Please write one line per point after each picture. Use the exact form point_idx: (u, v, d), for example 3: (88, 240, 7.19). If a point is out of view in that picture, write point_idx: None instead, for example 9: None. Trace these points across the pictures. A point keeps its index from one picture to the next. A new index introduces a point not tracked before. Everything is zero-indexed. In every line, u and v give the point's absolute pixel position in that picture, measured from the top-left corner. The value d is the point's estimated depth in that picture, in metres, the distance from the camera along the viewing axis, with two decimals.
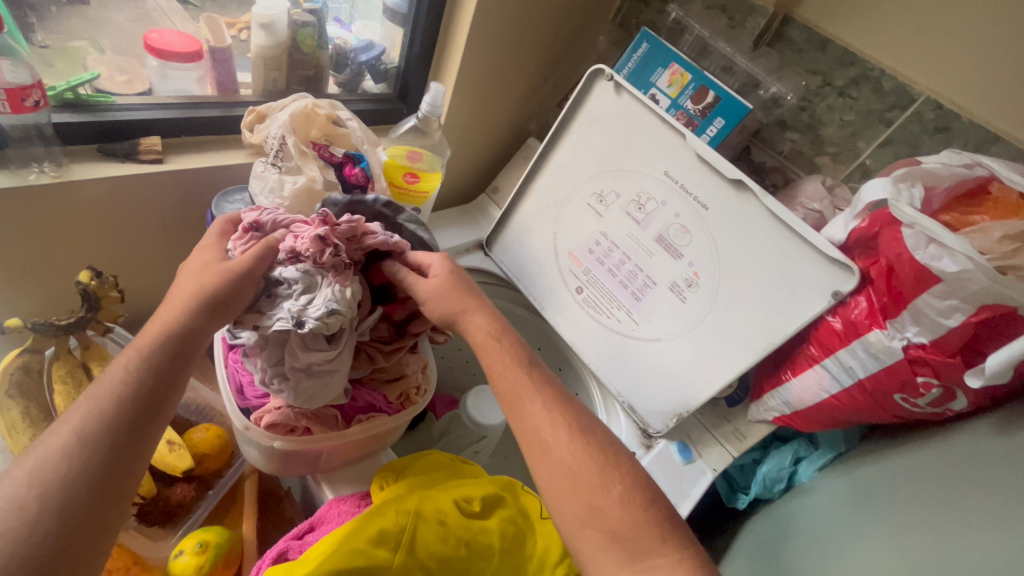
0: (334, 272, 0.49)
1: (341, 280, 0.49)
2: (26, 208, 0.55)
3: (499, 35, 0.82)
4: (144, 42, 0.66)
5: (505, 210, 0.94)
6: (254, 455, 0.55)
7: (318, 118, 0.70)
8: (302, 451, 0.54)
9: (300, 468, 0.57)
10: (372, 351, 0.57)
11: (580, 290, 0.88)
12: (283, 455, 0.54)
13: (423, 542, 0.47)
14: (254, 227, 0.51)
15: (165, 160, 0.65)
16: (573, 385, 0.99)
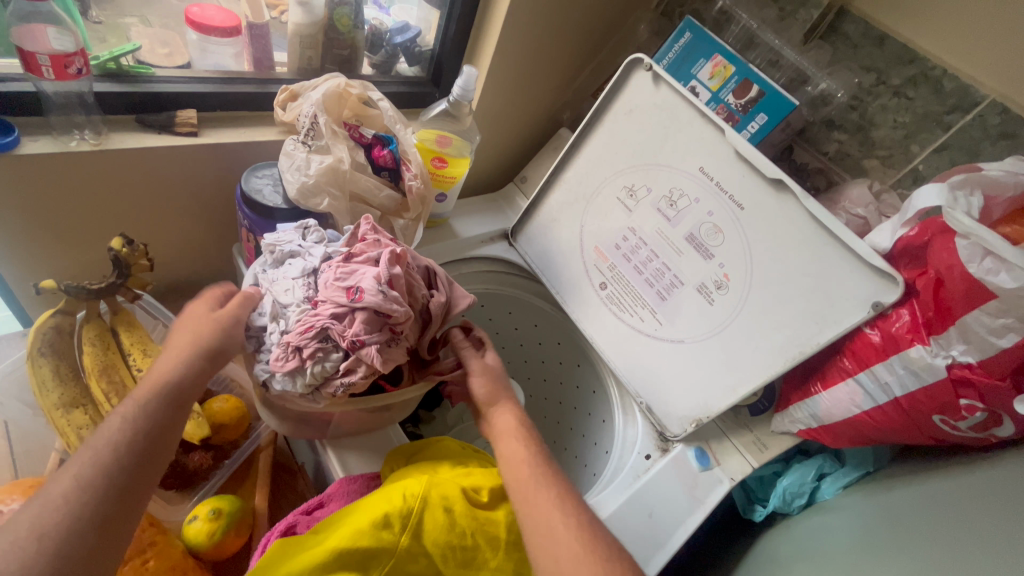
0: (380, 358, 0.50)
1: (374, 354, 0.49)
2: (65, 173, 0.57)
3: (539, 21, 0.80)
4: (185, 16, 0.67)
5: (532, 201, 0.94)
6: (270, 416, 0.58)
7: (350, 98, 0.70)
8: (315, 414, 0.55)
9: (310, 432, 0.59)
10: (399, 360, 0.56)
11: (604, 286, 0.86)
12: (295, 417, 0.56)
13: (429, 530, 0.47)
14: (381, 285, 0.49)
15: (200, 134, 0.65)
16: (590, 382, 0.97)
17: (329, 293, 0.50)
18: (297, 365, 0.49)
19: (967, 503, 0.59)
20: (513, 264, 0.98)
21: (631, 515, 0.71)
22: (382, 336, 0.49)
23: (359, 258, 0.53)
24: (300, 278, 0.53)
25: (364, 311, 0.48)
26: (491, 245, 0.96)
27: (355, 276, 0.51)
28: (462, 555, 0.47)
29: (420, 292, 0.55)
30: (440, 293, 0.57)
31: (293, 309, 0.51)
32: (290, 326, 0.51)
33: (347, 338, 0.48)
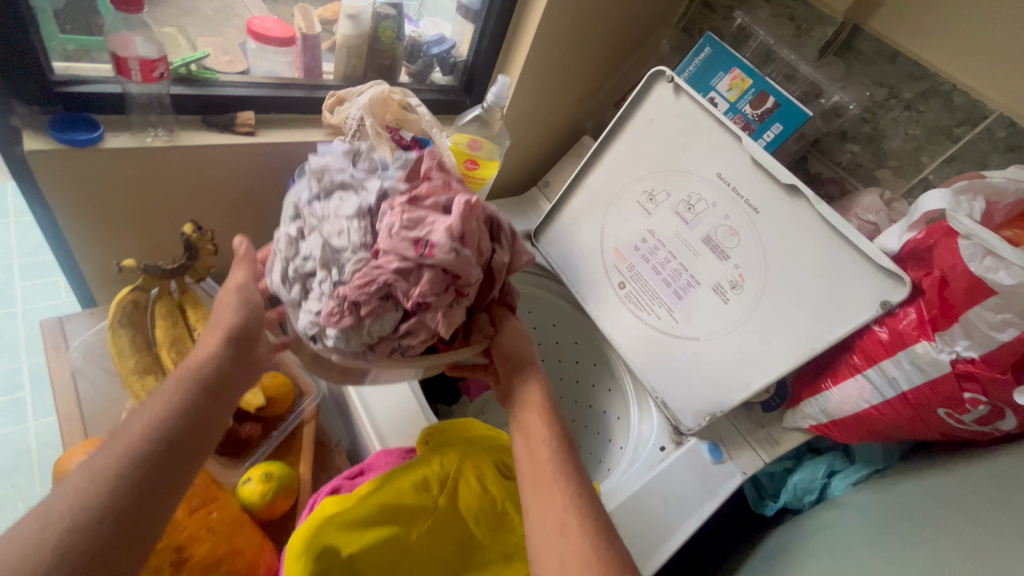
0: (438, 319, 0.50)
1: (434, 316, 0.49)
2: (142, 165, 0.64)
3: (567, 35, 0.86)
4: (247, 27, 0.74)
5: (555, 204, 0.99)
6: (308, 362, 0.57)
7: (392, 103, 0.76)
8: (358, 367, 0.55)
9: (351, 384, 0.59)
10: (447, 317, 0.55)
11: (623, 285, 0.92)
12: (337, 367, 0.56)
13: (464, 494, 0.51)
14: (454, 240, 0.48)
15: (256, 134, 0.72)
16: (606, 381, 1.02)
17: (393, 241, 0.48)
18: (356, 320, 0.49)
19: (972, 495, 0.61)
20: (535, 264, 1.04)
21: (645, 502, 0.74)
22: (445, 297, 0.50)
23: (424, 205, 0.50)
24: (354, 220, 0.50)
25: (433, 269, 0.47)
26: None
27: (423, 226, 0.48)
28: (492, 520, 0.52)
29: (485, 247, 0.53)
30: (503, 251, 0.56)
31: (351, 256, 0.49)
32: (346, 277, 0.49)
33: (412, 296, 0.48)
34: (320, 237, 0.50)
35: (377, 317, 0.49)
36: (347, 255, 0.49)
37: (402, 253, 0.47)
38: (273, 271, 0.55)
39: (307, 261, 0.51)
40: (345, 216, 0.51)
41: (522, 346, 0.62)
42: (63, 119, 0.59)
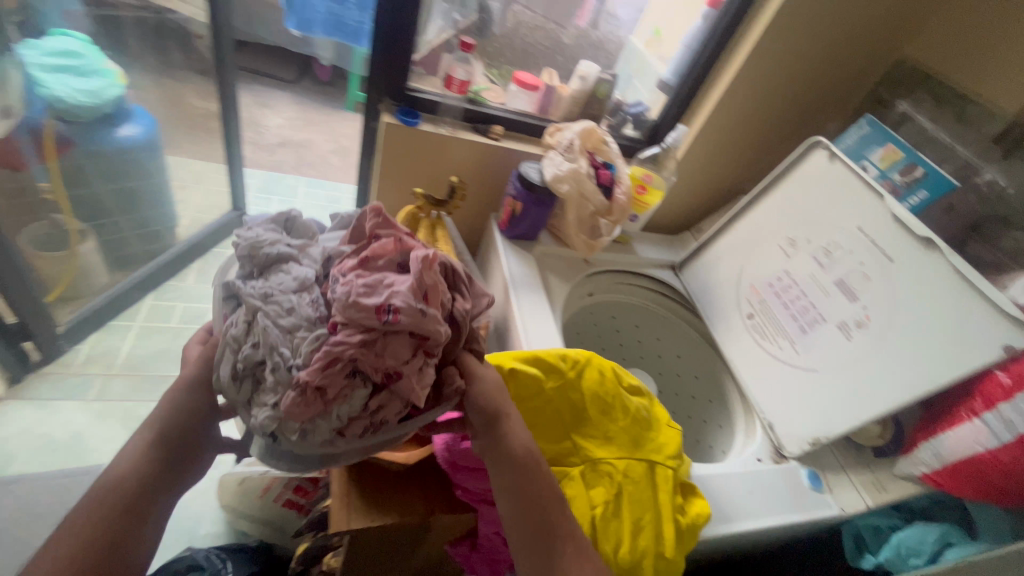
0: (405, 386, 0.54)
1: (406, 383, 0.54)
2: (434, 145, 1.02)
3: (741, 108, 1.09)
4: (514, 77, 1.12)
5: (703, 243, 1.18)
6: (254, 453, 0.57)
7: (594, 136, 1.04)
8: (321, 457, 0.55)
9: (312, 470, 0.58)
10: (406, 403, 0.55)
11: (751, 316, 1.05)
12: (290, 458, 0.54)
13: (587, 377, 0.70)
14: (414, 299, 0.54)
15: (499, 141, 1.06)
16: (718, 418, 1.11)
17: (351, 317, 0.51)
18: (320, 406, 0.50)
19: None
20: (675, 290, 1.20)
21: (731, 490, 0.81)
22: (411, 362, 0.54)
23: (377, 265, 0.58)
24: (305, 295, 0.56)
25: (401, 335, 0.52)
26: (660, 270, 1.21)
27: (378, 292, 0.53)
28: (603, 405, 0.69)
29: (445, 297, 0.58)
30: (463, 300, 0.61)
31: (309, 333, 0.53)
32: (302, 358, 0.51)
33: (382, 366, 0.52)
34: (261, 319, 0.53)
35: (342, 398, 0.52)
36: (303, 333, 0.53)
37: (361, 324, 0.51)
38: (216, 367, 0.54)
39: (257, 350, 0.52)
40: (293, 294, 0.55)
41: (493, 389, 0.61)
42: (405, 109, 1.00)
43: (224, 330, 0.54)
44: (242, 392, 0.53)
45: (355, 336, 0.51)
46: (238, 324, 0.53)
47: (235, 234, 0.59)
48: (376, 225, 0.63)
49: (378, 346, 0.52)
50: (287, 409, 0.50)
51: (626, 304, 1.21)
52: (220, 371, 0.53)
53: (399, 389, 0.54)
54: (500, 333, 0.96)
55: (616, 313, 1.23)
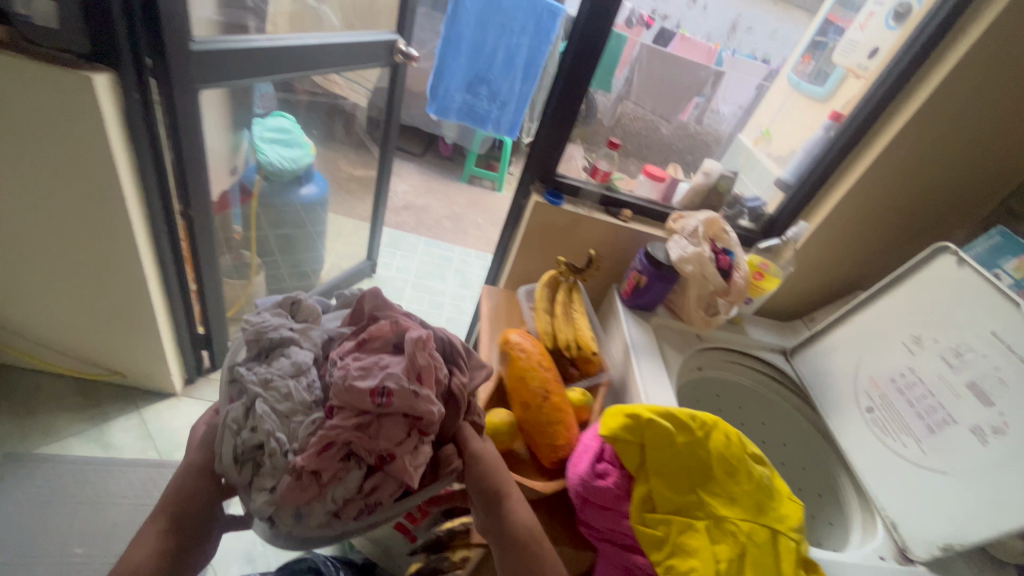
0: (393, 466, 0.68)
1: (399, 465, 0.68)
2: (571, 222, 1.19)
3: (861, 210, 1.16)
4: (644, 170, 1.30)
5: (816, 332, 1.21)
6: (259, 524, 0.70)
7: (716, 224, 1.15)
8: (318, 533, 0.68)
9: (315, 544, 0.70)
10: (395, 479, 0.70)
11: (870, 410, 1.05)
12: (296, 535, 0.68)
13: (714, 438, 0.77)
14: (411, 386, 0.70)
15: (627, 223, 1.21)
16: (830, 513, 1.08)
17: (344, 403, 0.67)
18: (315, 489, 0.65)
19: None
20: (785, 375, 1.22)
21: None
22: (403, 443, 0.69)
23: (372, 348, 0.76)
24: (301, 380, 0.72)
25: (395, 419, 0.68)
26: (772, 353, 1.25)
27: (372, 374, 0.69)
28: (728, 466, 0.75)
29: (441, 375, 0.75)
30: (460, 376, 0.78)
31: (307, 417, 0.69)
32: (304, 439, 0.67)
33: (376, 448, 0.67)
34: (262, 405, 0.68)
35: (336, 480, 0.67)
36: (300, 418, 0.69)
37: (355, 408, 0.67)
38: (218, 450, 0.68)
39: (257, 434, 0.66)
40: (290, 381, 0.71)
41: (485, 466, 0.76)
42: (552, 191, 1.19)
43: (229, 422, 0.68)
44: (245, 474, 0.67)
45: (349, 420, 0.67)
46: (237, 409, 0.68)
47: (246, 320, 0.77)
48: (374, 304, 0.83)
49: (375, 429, 0.68)
50: (286, 485, 0.64)
51: (734, 382, 1.25)
52: (225, 464, 0.67)
53: (392, 468, 0.68)
54: (617, 393, 1.04)
55: (722, 389, 1.26)
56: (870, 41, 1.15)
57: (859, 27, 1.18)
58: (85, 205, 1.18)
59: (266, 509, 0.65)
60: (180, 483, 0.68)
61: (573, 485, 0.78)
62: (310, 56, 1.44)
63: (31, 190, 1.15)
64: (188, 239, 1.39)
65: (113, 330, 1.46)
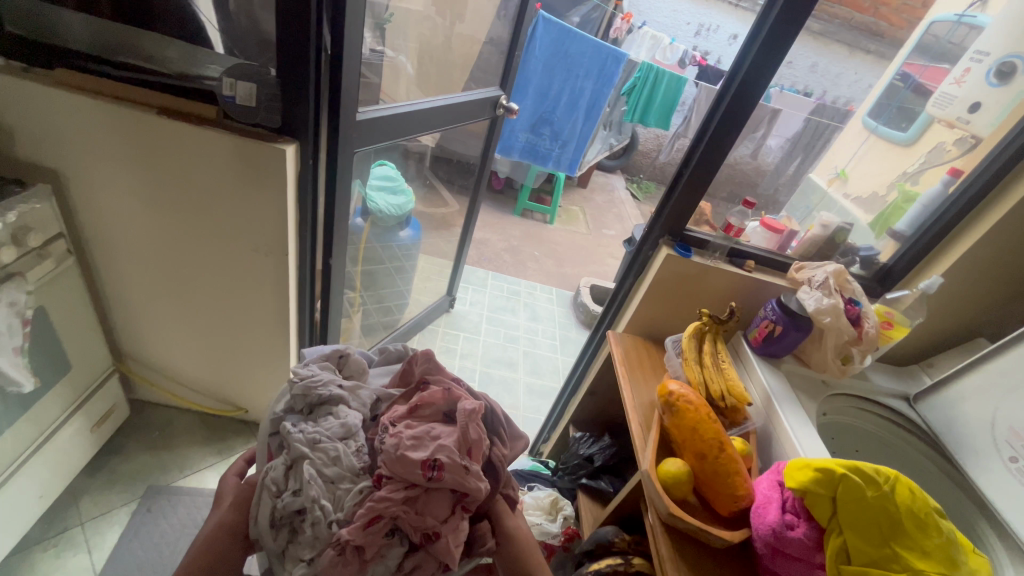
0: (435, 541, 0.91)
1: (444, 537, 0.90)
2: (701, 274, 1.26)
3: (985, 262, 1.21)
4: (761, 220, 1.35)
5: (943, 379, 1.25)
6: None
7: (840, 275, 1.21)
8: None
9: None
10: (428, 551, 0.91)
11: (1014, 459, 1.07)
12: None
13: (899, 492, 0.81)
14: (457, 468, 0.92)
15: (752, 273, 1.28)
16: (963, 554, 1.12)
17: (395, 476, 0.91)
18: (357, 563, 0.86)
19: None
20: (911, 421, 1.27)
21: None
22: (446, 519, 0.92)
23: (419, 415, 1.02)
24: (350, 446, 0.97)
25: (438, 495, 0.92)
26: (895, 399, 1.30)
27: (422, 446, 0.93)
28: (916, 520, 0.79)
29: (483, 449, 1.00)
30: (499, 448, 1.08)
31: (354, 484, 0.93)
32: (347, 505, 0.90)
33: (422, 526, 0.89)
34: (310, 467, 0.92)
35: (378, 554, 0.88)
36: (346, 485, 0.93)
37: (403, 482, 0.90)
38: (257, 517, 0.92)
39: (309, 498, 0.89)
40: (339, 445, 0.96)
41: (514, 541, 1.04)
42: (681, 244, 1.26)
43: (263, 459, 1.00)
44: (284, 536, 0.91)
45: (398, 493, 0.89)
46: (281, 470, 0.93)
47: (300, 372, 1.05)
48: (424, 368, 1.12)
49: (420, 508, 0.90)
50: (319, 555, 0.87)
51: (857, 425, 1.30)
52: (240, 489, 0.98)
53: (434, 540, 0.90)
54: (765, 442, 1.08)
55: (845, 433, 1.30)
56: (969, 97, 1.25)
57: (954, 81, 1.28)
58: (252, 257, 1.28)
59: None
60: (201, 553, 0.89)
61: (762, 534, 0.83)
62: (434, 116, 1.58)
63: (208, 244, 1.27)
64: (324, 286, 1.50)
65: (249, 371, 1.55)
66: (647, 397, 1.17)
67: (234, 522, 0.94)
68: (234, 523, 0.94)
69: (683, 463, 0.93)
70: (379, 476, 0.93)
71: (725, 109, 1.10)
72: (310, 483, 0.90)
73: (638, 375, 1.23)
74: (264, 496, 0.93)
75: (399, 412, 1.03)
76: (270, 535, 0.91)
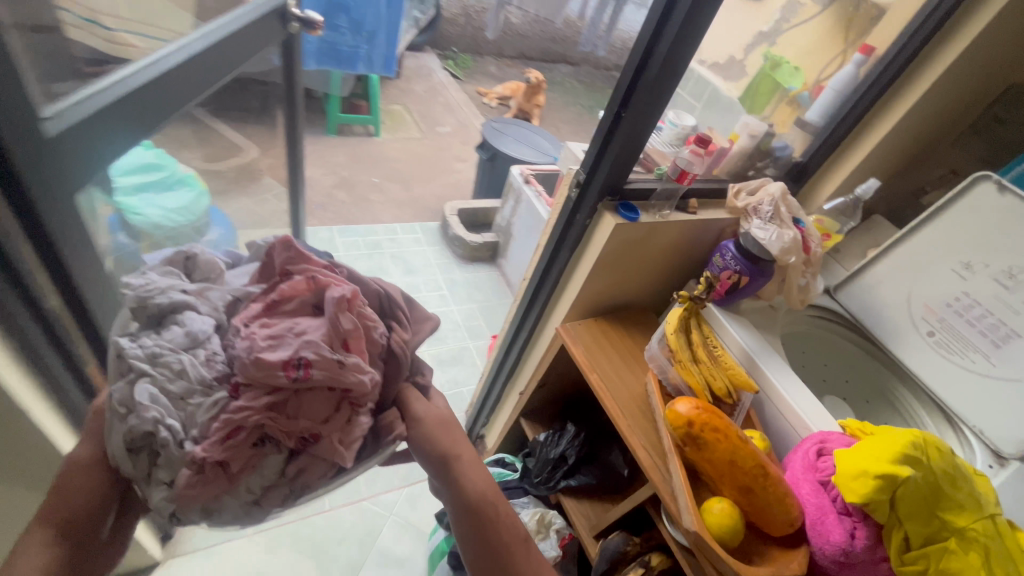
0: (333, 444, 0.61)
1: (343, 439, 0.61)
2: (651, 232, 1.03)
3: (889, 145, 1.19)
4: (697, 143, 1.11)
5: (858, 268, 1.29)
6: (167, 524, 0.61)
7: (784, 198, 1.09)
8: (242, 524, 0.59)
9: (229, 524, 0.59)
10: (323, 448, 0.61)
11: (931, 334, 1.18)
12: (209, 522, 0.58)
13: (933, 455, 0.78)
14: (339, 362, 0.61)
15: (697, 214, 1.09)
16: (886, 416, 1.26)
17: (252, 380, 0.58)
18: (224, 483, 0.56)
19: None
20: (833, 312, 1.33)
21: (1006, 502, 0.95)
22: (332, 420, 0.61)
23: (284, 310, 0.64)
24: (198, 353, 0.59)
25: (319, 392, 0.60)
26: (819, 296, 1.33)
27: (284, 344, 0.60)
28: (950, 478, 0.78)
29: (374, 335, 0.68)
30: (401, 331, 0.74)
31: (208, 398, 0.57)
32: (196, 425, 0.56)
33: (298, 430, 0.59)
34: (148, 386, 0.56)
35: (249, 469, 0.58)
36: (198, 399, 0.57)
37: (266, 385, 0.58)
38: (106, 442, 0.56)
39: (144, 421, 0.55)
40: (184, 355, 0.58)
41: (439, 425, 0.74)
42: (624, 204, 0.99)
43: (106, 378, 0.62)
44: (140, 465, 0.56)
45: (260, 400, 0.57)
46: (121, 388, 0.56)
47: (129, 281, 0.61)
48: (285, 259, 0.67)
49: (291, 405, 0.59)
50: (170, 487, 0.55)
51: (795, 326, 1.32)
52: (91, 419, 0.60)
53: (328, 450, 0.61)
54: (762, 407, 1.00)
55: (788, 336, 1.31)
56: None
57: None
58: None
59: (166, 507, 0.55)
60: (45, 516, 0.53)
61: (830, 554, 0.77)
62: (207, 67, 0.92)
63: None
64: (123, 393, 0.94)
65: None
66: (631, 399, 0.99)
67: (80, 466, 0.56)
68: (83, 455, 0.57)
69: (724, 498, 0.80)
70: (232, 384, 0.59)
71: (683, 13, 0.75)
72: (144, 404, 0.55)
73: (614, 374, 1.02)
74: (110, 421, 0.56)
75: (252, 309, 0.64)
76: (122, 463, 0.56)
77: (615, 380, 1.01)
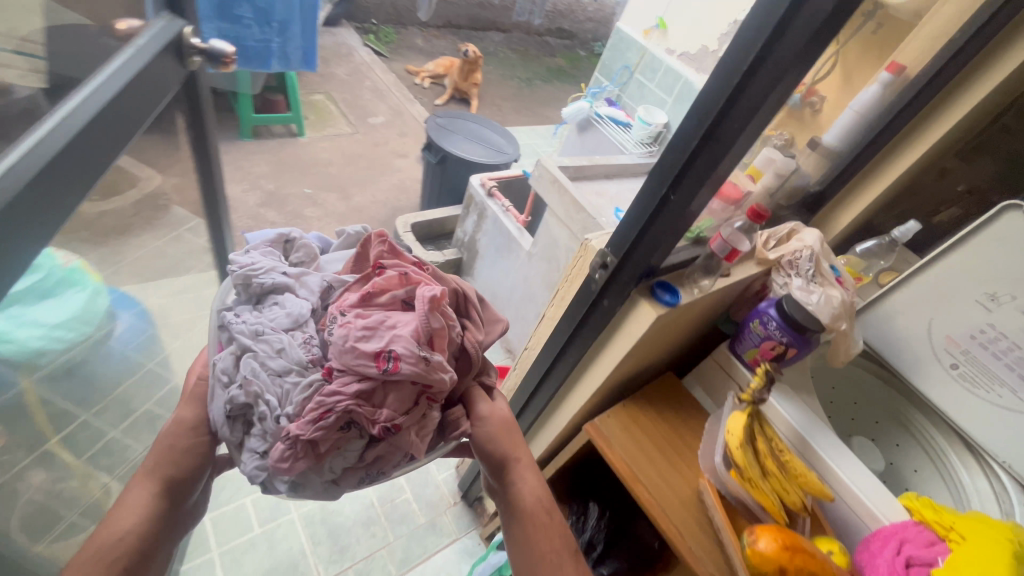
0: (413, 425, 0.68)
1: (418, 423, 0.68)
2: (688, 307, 0.87)
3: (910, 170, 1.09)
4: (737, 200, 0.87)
5: (875, 297, 1.22)
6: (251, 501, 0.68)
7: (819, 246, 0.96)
8: (322, 499, 0.67)
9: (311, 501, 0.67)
10: (404, 440, 0.67)
11: (955, 366, 1.13)
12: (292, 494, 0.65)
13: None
14: (426, 357, 0.66)
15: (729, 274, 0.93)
16: (896, 438, 1.27)
17: (346, 366, 0.65)
18: (312, 459, 0.63)
19: None
20: None
21: None
22: (412, 412, 0.67)
23: (380, 302, 0.72)
24: (297, 337, 0.69)
25: (405, 381, 0.65)
26: None
27: (378, 336, 0.66)
28: None
29: (457, 334, 0.74)
30: (475, 331, 0.79)
31: (304, 377, 0.67)
32: (294, 406, 0.64)
33: (378, 421, 0.64)
34: (251, 360, 0.66)
35: (335, 449, 0.65)
36: (294, 377, 0.66)
37: (357, 371, 0.64)
38: (207, 407, 0.66)
39: (247, 393, 0.64)
40: (285, 335, 0.69)
41: (500, 420, 0.81)
42: (662, 285, 0.81)
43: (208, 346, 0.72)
44: (234, 433, 0.66)
45: (351, 386, 0.64)
46: (228, 360, 0.67)
47: (234, 261, 0.75)
48: (382, 252, 0.79)
49: (378, 398, 0.65)
50: (268, 461, 0.63)
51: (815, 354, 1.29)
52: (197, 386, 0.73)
53: (407, 432, 0.68)
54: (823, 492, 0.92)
55: None
56: None
57: None
58: None
59: (261, 473, 0.63)
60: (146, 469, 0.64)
61: None
62: (75, 159, 0.62)
63: None
64: None
65: None
66: (683, 510, 0.84)
67: (184, 432, 0.67)
68: (186, 416, 0.68)
69: None
70: (327, 367, 0.66)
71: (773, 82, 0.55)
72: (250, 378, 0.64)
73: (660, 479, 0.88)
74: (207, 388, 0.67)
75: (350, 300, 0.72)
76: (219, 430, 0.65)
77: (665, 490, 0.86)
